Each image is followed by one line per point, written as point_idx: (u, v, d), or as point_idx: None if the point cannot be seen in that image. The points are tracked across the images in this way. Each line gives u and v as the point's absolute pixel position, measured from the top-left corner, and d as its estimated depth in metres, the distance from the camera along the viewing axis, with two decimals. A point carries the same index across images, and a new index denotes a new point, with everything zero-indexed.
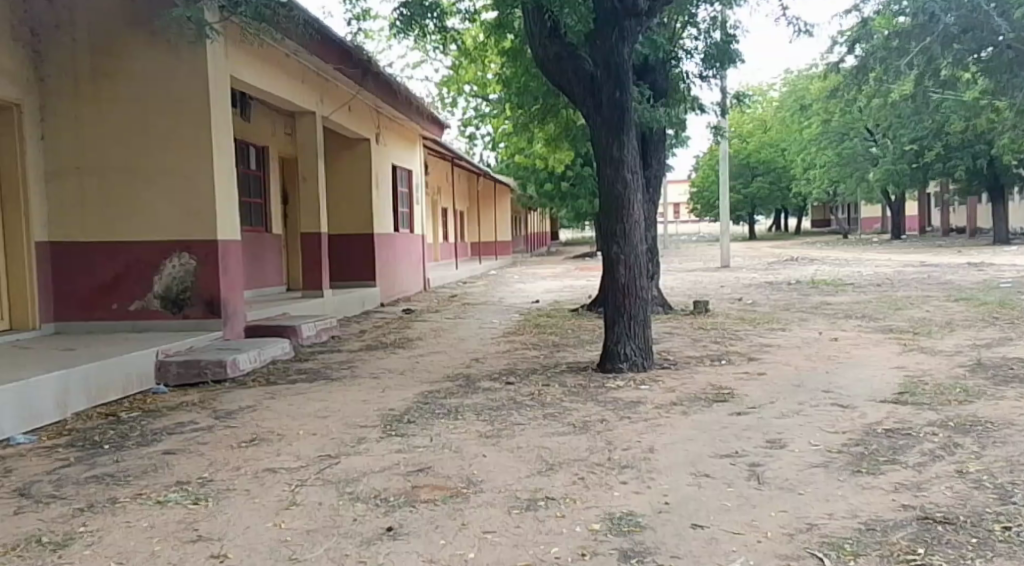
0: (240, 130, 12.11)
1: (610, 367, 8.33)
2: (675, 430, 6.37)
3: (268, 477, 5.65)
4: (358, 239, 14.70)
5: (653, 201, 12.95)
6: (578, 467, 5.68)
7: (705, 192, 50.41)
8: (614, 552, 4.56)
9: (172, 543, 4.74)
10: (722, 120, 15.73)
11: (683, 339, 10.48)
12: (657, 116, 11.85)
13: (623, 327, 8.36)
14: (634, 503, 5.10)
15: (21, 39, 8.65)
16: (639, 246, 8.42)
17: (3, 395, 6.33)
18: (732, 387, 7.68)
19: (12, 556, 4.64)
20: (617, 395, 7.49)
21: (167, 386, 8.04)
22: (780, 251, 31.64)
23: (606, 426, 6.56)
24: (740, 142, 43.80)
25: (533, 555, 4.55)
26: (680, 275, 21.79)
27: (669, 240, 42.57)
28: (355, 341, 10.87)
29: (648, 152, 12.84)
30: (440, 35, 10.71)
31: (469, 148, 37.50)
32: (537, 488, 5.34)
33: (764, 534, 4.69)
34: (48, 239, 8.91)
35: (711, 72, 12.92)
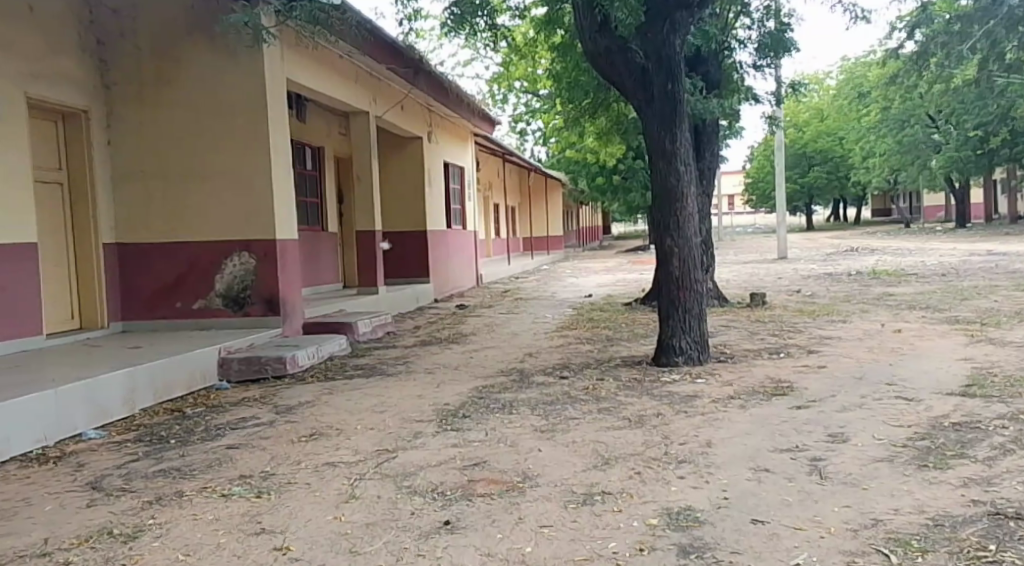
0: (296, 130, 12.30)
1: (666, 361, 8.33)
2: (732, 425, 6.37)
3: (327, 471, 5.77)
4: (412, 235, 14.83)
5: (706, 193, 12.89)
6: (633, 461, 5.71)
7: (760, 183, 49.77)
8: (673, 547, 4.58)
9: (236, 535, 4.87)
10: (777, 109, 15.58)
11: (739, 332, 10.43)
12: (710, 107, 11.79)
13: (678, 321, 8.34)
14: (692, 498, 5.12)
15: (87, 47, 8.90)
16: (692, 239, 8.40)
17: (74, 394, 6.52)
18: (791, 380, 7.62)
19: (85, 547, 4.80)
20: (673, 389, 7.49)
21: (229, 382, 8.22)
22: (838, 242, 31.18)
23: (663, 421, 6.57)
24: (796, 132, 43.30)
25: (591, 550, 4.58)
26: (736, 267, 21.61)
27: (723, 233, 42.11)
28: (411, 337, 11.00)
29: (701, 145, 12.77)
30: (491, 32, 10.78)
31: (519, 144, 37.56)
32: (594, 483, 5.38)
33: (829, 530, 4.67)
34: (115, 240, 9.18)
35: (765, 62, 12.82)
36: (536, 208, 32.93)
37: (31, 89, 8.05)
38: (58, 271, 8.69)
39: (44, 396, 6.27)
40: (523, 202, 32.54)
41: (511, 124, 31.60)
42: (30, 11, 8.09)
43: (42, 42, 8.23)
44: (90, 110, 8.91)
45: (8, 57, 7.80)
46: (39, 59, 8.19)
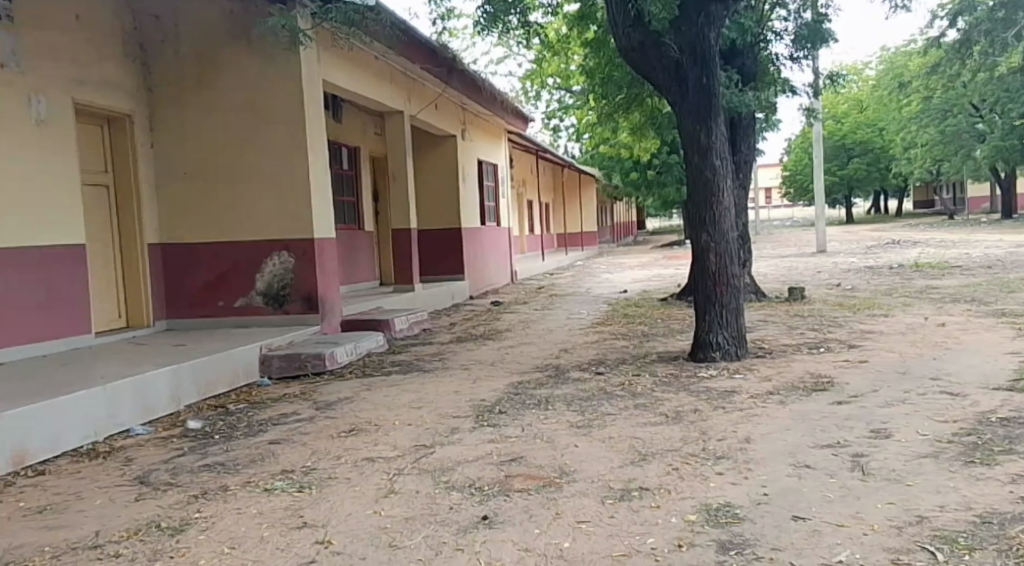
0: (333, 131, 12.47)
1: (703, 356, 8.37)
2: (772, 420, 6.40)
3: (367, 466, 5.89)
4: (447, 232, 14.94)
5: (741, 187, 12.88)
6: (671, 457, 5.76)
7: (798, 175, 49.31)
8: (713, 543, 4.63)
9: (279, 529, 4.99)
10: (814, 101, 15.50)
11: (778, 327, 10.41)
12: (745, 100, 11.74)
13: (715, 315, 8.36)
14: (730, 494, 5.17)
15: (130, 53, 9.08)
16: (729, 233, 8.42)
17: (122, 390, 6.69)
18: (831, 375, 7.64)
19: (134, 539, 4.92)
20: (710, 385, 7.53)
21: (270, 379, 8.38)
22: (879, 234, 30.85)
23: (700, 416, 6.62)
24: (834, 123, 42.92)
25: (629, 546, 4.65)
26: (776, 261, 21.51)
27: (760, 226, 41.78)
28: (447, 333, 11.12)
29: (737, 139, 12.75)
30: (524, 29, 10.85)
31: (553, 140, 37.56)
32: (631, 479, 5.44)
33: (872, 528, 4.70)
34: (158, 241, 9.37)
35: (802, 53, 12.76)
36: (570, 205, 32.93)
37: (78, 95, 8.24)
38: (104, 272, 8.88)
39: (93, 393, 6.43)
40: (556, 199, 32.51)
41: (544, 120, 31.63)
42: (77, 20, 8.29)
43: (88, 49, 8.43)
44: (134, 115, 9.10)
45: (56, 65, 7.99)
46: (85, 66, 8.38)
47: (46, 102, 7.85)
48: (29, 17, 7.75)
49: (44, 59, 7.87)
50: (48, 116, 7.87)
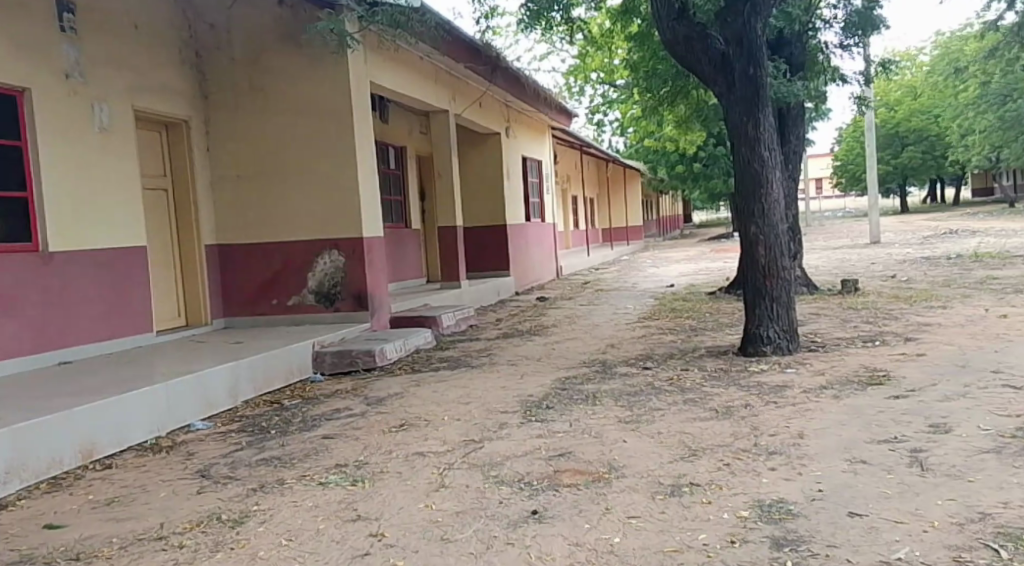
0: (379, 131, 12.66)
1: (753, 351, 8.41)
2: (825, 415, 6.43)
3: (417, 460, 6.03)
4: (493, 229, 15.07)
5: (791, 177, 12.85)
6: (722, 453, 5.83)
7: (850, 165, 48.77)
8: (766, 540, 4.69)
9: (334, 521, 5.13)
10: (866, 90, 15.36)
11: (831, 320, 10.39)
12: (794, 90, 11.70)
13: (765, 309, 8.39)
14: (784, 490, 5.22)
15: (186, 60, 9.34)
16: (779, 225, 8.41)
17: (183, 386, 6.91)
18: (887, 369, 7.64)
19: (197, 531, 5.08)
20: (760, 379, 7.57)
21: (322, 375, 8.58)
22: (936, 223, 30.30)
23: (751, 411, 6.67)
24: (887, 111, 42.33)
25: (680, 541, 4.72)
26: (830, 252, 21.32)
27: (811, 217, 41.36)
28: (494, 329, 11.26)
29: (786, 129, 12.73)
30: (566, 26, 10.94)
31: (598, 135, 37.57)
32: (681, 474, 5.52)
33: (932, 524, 4.73)
34: (215, 242, 9.63)
35: (852, 41, 12.71)
36: (615, 199, 32.87)
37: (137, 101, 8.49)
38: (165, 272, 9.15)
39: (157, 390, 6.65)
40: (602, 193, 32.52)
41: (588, 115, 31.67)
42: (135, 29, 8.53)
43: (147, 58, 8.67)
44: (191, 120, 9.36)
45: (117, 75, 8.24)
46: (144, 74, 8.62)
47: (108, 110, 8.11)
48: (92, 29, 7.98)
49: (106, 68, 8.12)
50: (110, 123, 8.12)
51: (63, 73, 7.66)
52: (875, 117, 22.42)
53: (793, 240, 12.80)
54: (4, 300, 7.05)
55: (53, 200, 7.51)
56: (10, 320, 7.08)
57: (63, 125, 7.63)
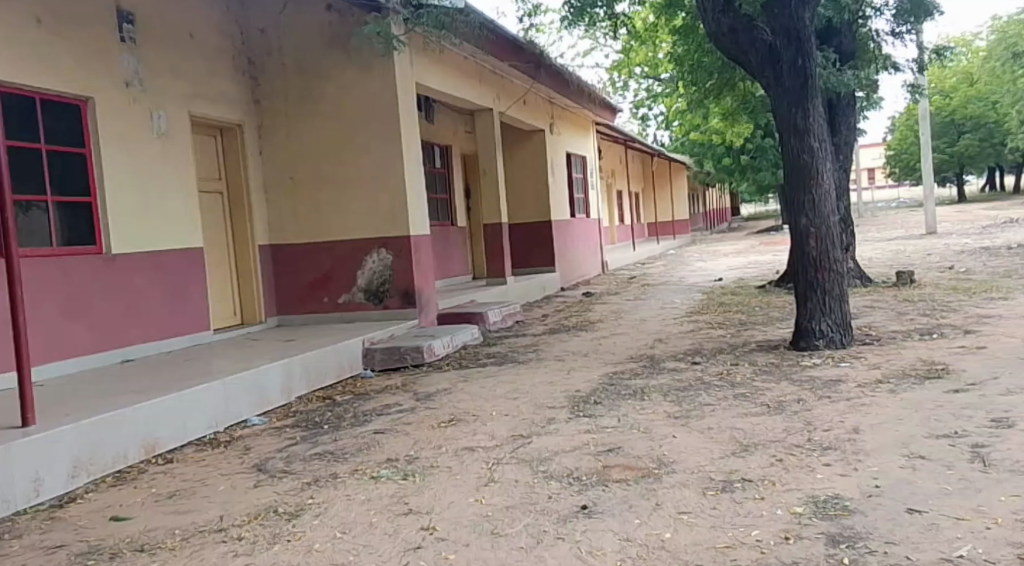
0: (424, 131, 12.82)
1: (806, 345, 8.41)
2: (883, 410, 6.45)
3: (467, 455, 6.16)
4: (538, 226, 15.18)
5: (842, 168, 12.78)
6: (774, 449, 5.87)
7: (904, 154, 48.17)
8: (822, 536, 4.71)
9: (386, 515, 5.27)
10: (919, 77, 15.18)
11: (886, 313, 10.35)
12: (844, 79, 11.64)
13: (817, 303, 8.39)
14: (840, 487, 5.25)
15: (239, 66, 9.58)
16: (830, 217, 8.40)
17: (240, 383, 7.11)
18: (945, 362, 7.61)
19: (255, 523, 5.23)
20: (812, 374, 7.60)
21: (373, 371, 8.75)
22: (996, 213, 29.75)
23: (804, 406, 6.70)
24: (942, 98, 41.70)
25: (734, 538, 4.76)
26: (885, 243, 21.11)
27: (863, 208, 40.88)
28: (540, 324, 11.38)
29: (836, 119, 12.66)
30: (610, 22, 11.01)
31: (643, 129, 37.57)
32: (733, 470, 5.58)
33: (995, 521, 4.73)
34: (268, 242, 9.87)
35: (903, 28, 12.57)
36: (660, 191, 32.66)
37: (193, 107, 8.72)
38: (221, 272, 9.39)
39: (214, 388, 6.86)
40: (647, 187, 32.50)
41: (632, 109, 31.68)
42: (190, 38, 8.78)
43: (202, 66, 8.92)
44: (244, 124, 9.60)
45: (174, 83, 8.48)
46: (199, 81, 8.86)
47: (165, 117, 8.35)
48: (149, 38, 8.23)
49: (164, 76, 8.37)
50: (167, 129, 8.36)
51: (124, 82, 7.90)
52: (929, 105, 22.15)
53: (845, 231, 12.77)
54: (71, 302, 7.29)
55: (115, 204, 7.75)
56: (76, 322, 7.32)
57: (124, 133, 7.88)
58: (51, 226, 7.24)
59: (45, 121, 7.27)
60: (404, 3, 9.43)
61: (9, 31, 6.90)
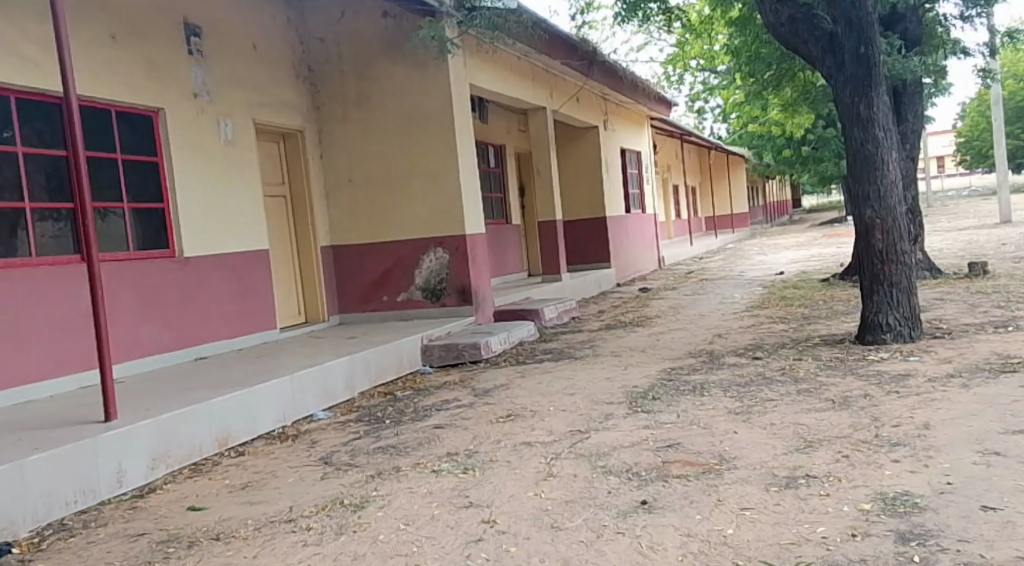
0: (479, 131, 13.06)
1: (872, 338, 8.41)
2: (955, 405, 6.45)
3: (525, 450, 6.32)
4: (592, 222, 15.30)
5: (910, 157, 12.68)
6: (839, 444, 5.93)
7: (976, 141, 47.19)
8: (891, 534, 4.76)
9: (448, 508, 5.45)
10: (990, 61, 14.92)
11: (958, 306, 10.27)
12: (909, 66, 11.48)
13: (885, 296, 8.36)
14: (909, 483, 5.29)
15: (300, 74, 9.87)
16: (896, 208, 8.37)
17: (305, 380, 7.37)
18: (1020, 356, 7.56)
19: (323, 514, 5.45)
20: (879, 368, 7.62)
21: (431, 368, 8.96)
22: None
23: (871, 402, 6.74)
24: (1016, 83, 40.77)
25: (798, 534, 4.83)
26: (957, 233, 20.78)
27: (932, 197, 40.20)
28: (597, 321, 11.52)
29: (902, 107, 12.55)
30: (664, 16, 11.08)
31: (700, 122, 37.43)
32: (797, 466, 5.64)
33: None
34: (330, 243, 10.15)
35: (973, 12, 12.49)
36: (717, 184, 32.58)
37: (257, 114, 9.01)
38: (285, 273, 9.70)
39: (282, 384, 7.11)
40: (705, 181, 32.43)
41: (687, 103, 31.65)
42: (253, 48, 9.07)
43: (265, 74, 9.21)
44: (305, 130, 9.88)
45: (239, 92, 8.78)
46: (263, 90, 9.15)
47: (231, 125, 8.65)
48: (214, 48, 8.53)
49: (229, 85, 8.66)
50: (234, 137, 8.66)
51: (192, 92, 8.21)
52: (1002, 90, 21.70)
53: (913, 222, 12.66)
54: (148, 303, 7.61)
55: (186, 209, 8.05)
56: (151, 323, 7.64)
57: (193, 142, 8.18)
58: (128, 231, 7.56)
59: (120, 131, 7.59)
60: (457, 6, 9.64)
61: (85, 47, 7.23)
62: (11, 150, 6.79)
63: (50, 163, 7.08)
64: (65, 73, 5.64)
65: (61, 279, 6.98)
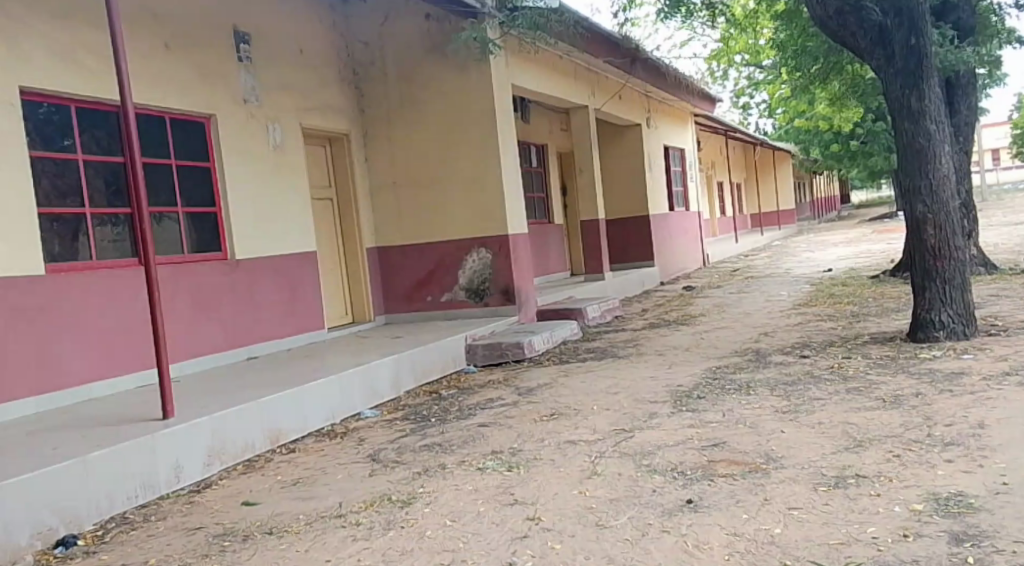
0: (521, 131, 13.14)
1: (924, 336, 8.33)
2: (1009, 405, 6.40)
3: (569, 448, 6.39)
4: (634, 221, 15.30)
5: (963, 150, 12.53)
6: (890, 444, 5.92)
7: None
8: (944, 534, 4.76)
9: (493, 505, 5.53)
10: None
11: (1013, 302, 10.14)
12: (963, 56, 11.27)
13: (937, 294, 8.28)
14: (963, 483, 5.27)
15: (345, 78, 10.03)
16: (949, 203, 8.32)
17: (352, 379, 7.50)
18: None
19: (371, 510, 5.56)
20: (930, 366, 7.57)
21: (475, 367, 9.06)
22: None
23: (922, 401, 6.71)
24: None
25: (847, 534, 4.85)
26: (1012, 228, 20.42)
27: (986, 192, 39.48)
28: (641, 319, 11.54)
29: (955, 99, 12.40)
30: (707, 11, 11.06)
31: (745, 118, 37.15)
32: (846, 466, 5.65)
33: None
34: (375, 244, 10.29)
35: None
36: (763, 180, 32.36)
37: (304, 118, 9.18)
38: (332, 274, 9.86)
39: (329, 383, 7.25)
40: (750, 177, 32.22)
41: (731, 99, 31.44)
42: (300, 53, 9.24)
43: (311, 78, 9.37)
44: (351, 133, 10.03)
45: (287, 96, 8.94)
46: (309, 94, 9.32)
47: (280, 129, 8.81)
48: (262, 54, 8.69)
49: (277, 90, 8.83)
50: (282, 141, 8.83)
51: (242, 98, 8.39)
52: None
53: (966, 217, 12.51)
54: (202, 305, 7.79)
55: (237, 212, 8.23)
56: (204, 324, 7.81)
57: (243, 146, 8.36)
58: (182, 235, 7.74)
59: (174, 137, 7.78)
60: (499, 6, 9.73)
61: (140, 55, 7.43)
62: (72, 157, 7.00)
63: (109, 170, 7.28)
64: (122, 80, 5.81)
65: (120, 281, 7.18)
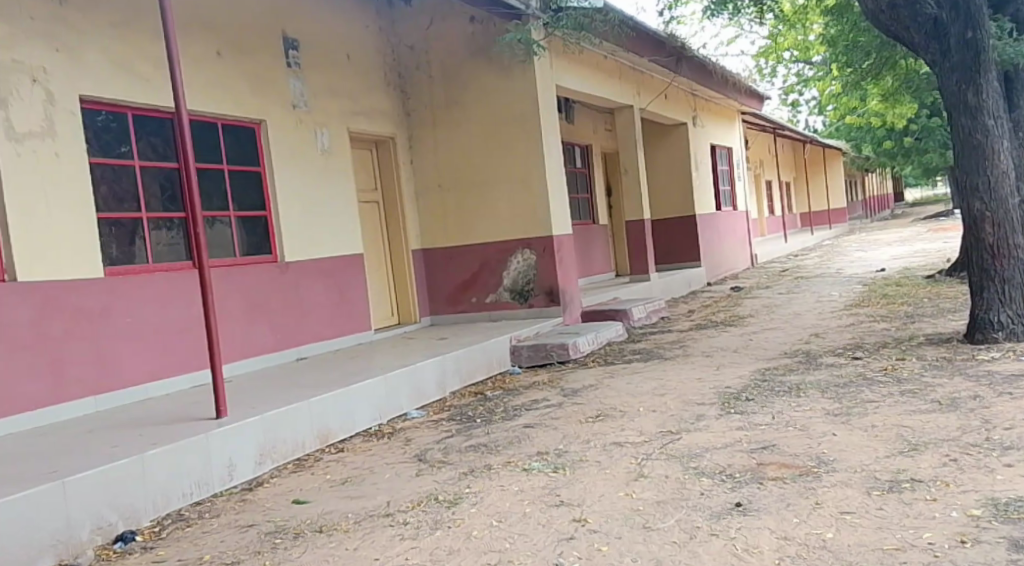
0: (566, 132, 13.15)
1: (980, 337, 8.20)
2: None
3: (615, 450, 6.39)
4: (679, 222, 15.25)
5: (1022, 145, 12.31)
6: (945, 447, 5.85)
7: None
8: (1003, 540, 4.69)
9: (540, 506, 5.56)
10: None
11: None
12: (1022, 49, 11.05)
13: (995, 294, 8.15)
14: (1022, 488, 5.19)
15: (391, 81, 10.11)
16: (1007, 200, 8.19)
17: (398, 379, 7.56)
18: None
19: (419, 510, 5.61)
20: (988, 369, 7.45)
21: (520, 368, 9.10)
22: None
23: (980, 403, 6.61)
24: None
25: (903, 539, 4.80)
26: None
27: None
28: (687, 320, 11.49)
29: (1014, 94, 12.18)
30: (754, 9, 10.98)
31: (794, 115, 36.71)
32: (901, 469, 5.59)
33: None
34: (421, 246, 10.37)
35: None
36: (814, 178, 32.02)
37: (350, 122, 9.27)
38: (378, 276, 9.96)
39: (374, 384, 7.31)
40: (800, 176, 31.89)
41: (780, 97, 31.15)
42: (347, 58, 9.34)
43: (358, 82, 9.47)
44: (397, 136, 10.11)
45: (334, 100, 9.04)
46: (356, 97, 9.41)
47: (327, 134, 8.91)
48: (309, 59, 8.80)
49: (324, 93, 8.92)
50: (330, 145, 8.92)
51: (291, 103, 8.50)
52: None
53: None
54: (252, 306, 7.91)
55: (286, 216, 8.35)
56: (255, 325, 7.92)
57: (292, 150, 8.47)
58: (234, 238, 7.86)
59: (226, 142, 7.91)
60: (544, 8, 9.76)
61: (193, 62, 7.56)
62: (128, 163, 7.14)
63: (164, 174, 7.41)
64: (177, 87, 5.92)
65: (174, 283, 7.31)
